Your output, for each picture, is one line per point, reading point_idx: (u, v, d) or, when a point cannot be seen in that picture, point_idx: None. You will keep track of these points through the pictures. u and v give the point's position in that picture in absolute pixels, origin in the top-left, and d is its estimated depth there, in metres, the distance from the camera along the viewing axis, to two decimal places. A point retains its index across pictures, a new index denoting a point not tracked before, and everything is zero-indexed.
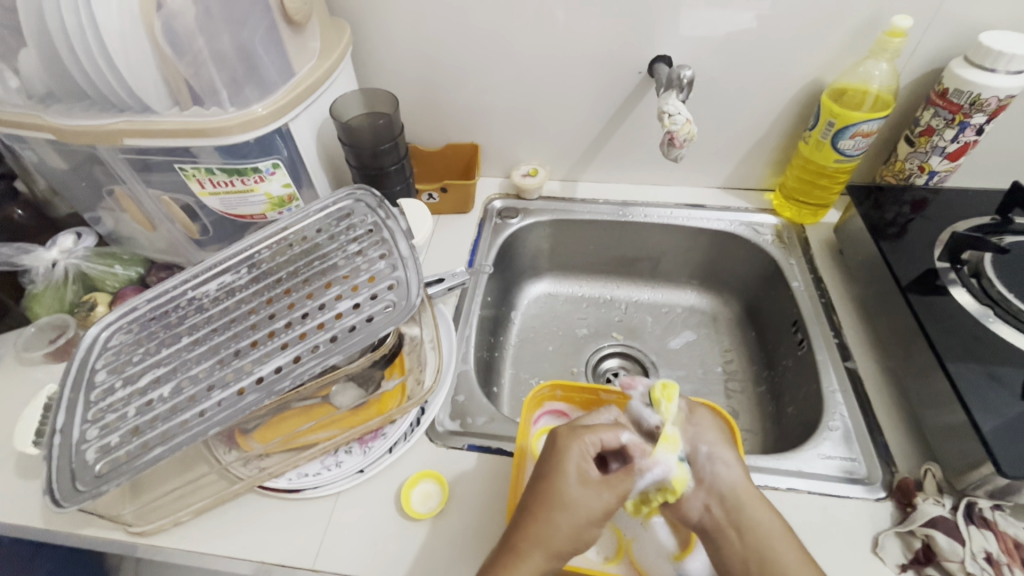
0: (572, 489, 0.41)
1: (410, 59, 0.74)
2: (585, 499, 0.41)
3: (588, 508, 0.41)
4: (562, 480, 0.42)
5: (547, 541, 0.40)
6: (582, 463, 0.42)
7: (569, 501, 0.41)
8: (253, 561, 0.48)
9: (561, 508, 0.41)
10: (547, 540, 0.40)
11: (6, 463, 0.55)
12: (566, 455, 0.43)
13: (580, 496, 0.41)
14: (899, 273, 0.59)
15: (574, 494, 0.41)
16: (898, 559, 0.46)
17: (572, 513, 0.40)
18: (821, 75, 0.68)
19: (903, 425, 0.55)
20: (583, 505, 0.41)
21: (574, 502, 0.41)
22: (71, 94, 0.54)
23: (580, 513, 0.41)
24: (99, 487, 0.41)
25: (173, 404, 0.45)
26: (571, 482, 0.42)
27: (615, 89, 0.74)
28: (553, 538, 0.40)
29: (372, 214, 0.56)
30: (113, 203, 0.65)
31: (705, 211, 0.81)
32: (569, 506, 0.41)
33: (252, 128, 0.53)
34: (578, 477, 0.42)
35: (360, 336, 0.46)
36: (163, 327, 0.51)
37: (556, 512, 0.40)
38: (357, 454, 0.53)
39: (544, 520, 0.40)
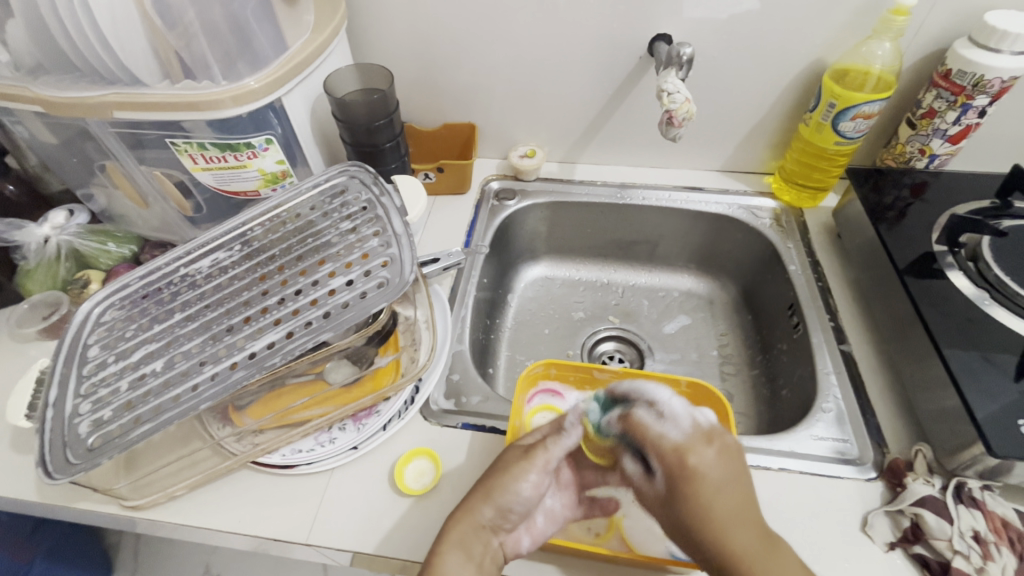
0: (495, 466, 0.44)
1: (406, 36, 0.73)
2: (518, 461, 0.43)
3: (512, 480, 0.42)
4: (497, 460, 0.45)
5: (467, 513, 0.42)
6: (521, 441, 0.46)
7: (491, 476, 0.43)
8: (248, 535, 0.48)
9: (494, 478, 0.43)
10: (462, 517, 0.41)
11: (1, 438, 0.55)
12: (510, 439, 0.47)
13: (506, 469, 0.43)
14: (896, 256, 0.59)
15: (498, 464, 0.44)
16: (887, 537, 0.46)
17: (502, 472, 0.43)
18: (823, 55, 0.67)
19: (896, 407, 0.55)
20: (514, 466, 0.43)
21: (497, 474, 0.43)
22: (60, 66, 0.53)
23: (510, 473, 0.43)
24: (92, 460, 0.41)
25: (166, 379, 0.45)
26: (503, 456, 0.45)
27: (614, 69, 0.73)
28: (476, 509, 0.42)
29: (366, 190, 0.56)
30: (104, 179, 0.65)
31: (704, 194, 0.80)
32: (493, 477, 0.43)
33: (245, 102, 0.52)
34: (507, 452, 0.45)
35: (352, 313, 0.45)
36: (155, 303, 0.51)
37: (477, 488, 0.43)
38: (351, 431, 0.53)
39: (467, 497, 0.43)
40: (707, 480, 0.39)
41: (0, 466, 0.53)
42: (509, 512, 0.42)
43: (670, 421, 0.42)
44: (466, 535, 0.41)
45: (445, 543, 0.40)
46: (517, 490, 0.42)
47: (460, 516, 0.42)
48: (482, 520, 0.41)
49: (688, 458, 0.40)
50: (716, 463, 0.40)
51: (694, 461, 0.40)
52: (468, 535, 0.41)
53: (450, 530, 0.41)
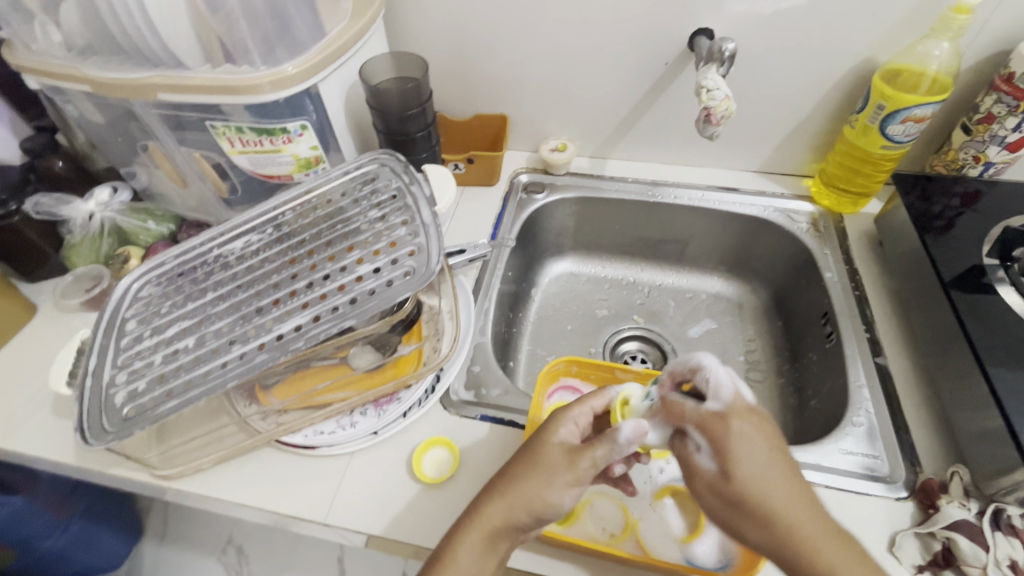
0: (535, 466, 0.41)
1: (443, 26, 0.73)
2: (564, 468, 0.40)
3: (557, 490, 0.39)
4: (539, 452, 0.41)
5: (502, 510, 0.39)
6: (562, 435, 0.43)
7: (534, 478, 0.40)
8: (270, 511, 0.49)
9: (535, 481, 0.40)
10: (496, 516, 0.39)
11: (44, 403, 0.58)
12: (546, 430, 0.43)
13: (549, 474, 0.40)
14: (943, 267, 0.56)
15: (540, 462, 0.41)
16: (916, 560, 0.44)
17: (546, 477, 0.40)
18: (874, 54, 0.64)
19: (933, 426, 0.52)
20: (560, 472, 0.40)
21: (538, 478, 0.40)
22: (109, 47, 0.55)
23: (554, 479, 0.40)
24: (125, 430, 0.43)
25: (198, 355, 0.46)
26: (550, 454, 0.41)
27: (651, 64, 0.71)
28: (512, 513, 0.39)
29: (396, 179, 0.56)
30: (147, 159, 0.67)
31: (738, 195, 0.78)
32: (538, 478, 0.40)
33: (282, 88, 0.53)
34: (548, 446, 0.42)
35: (377, 301, 0.46)
36: (190, 281, 0.53)
37: (517, 484, 0.40)
38: (371, 417, 0.53)
39: (507, 494, 0.39)
40: (751, 477, 0.35)
41: (43, 429, 0.56)
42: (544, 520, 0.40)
43: (712, 394, 0.39)
44: (493, 535, 0.39)
45: (467, 544, 0.38)
46: (559, 506, 0.39)
47: (491, 512, 0.39)
48: (514, 524, 0.39)
49: (731, 421, 0.37)
50: (756, 464, 0.35)
51: (725, 429, 0.37)
52: (495, 532, 0.39)
53: (478, 528, 0.39)
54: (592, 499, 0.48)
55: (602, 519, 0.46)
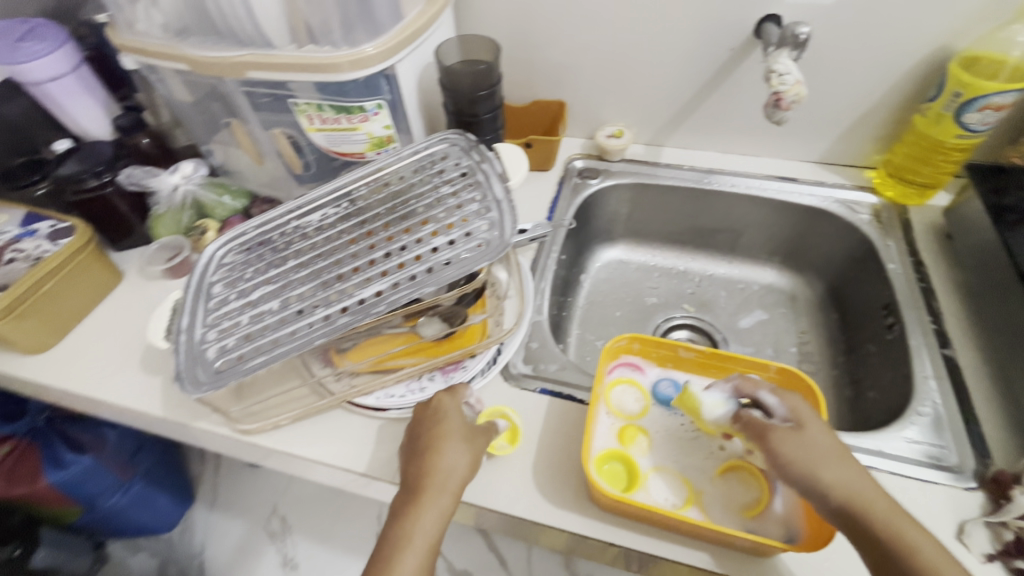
0: (420, 441, 0.46)
1: (507, 12, 0.74)
2: (450, 439, 0.45)
3: (447, 456, 0.44)
4: (425, 431, 0.47)
5: (440, 484, 0.43)
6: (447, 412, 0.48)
7: (418, 454, 0.45)
8: (341, 467, 0.52)
9: (436, 454, 0.45)
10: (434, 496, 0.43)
11: (133, 360, 0.62)
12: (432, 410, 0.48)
13: (433, 444, 0.45)
14: (1021, 257, 0.55)
15: (441, 434, 0.46)
16: (985, 549, 0.44)
17: (439, 447, 0.45)
18: (952, 40, 0.63)
19: (1005, 419, 0.51)
20: (447, 443, 0.45)
21: (431, 448, 0.45)
22: (203, 28, 0.58)
23: (447, 448, 0.45)
24: (219, 381, 0.46)
25: (283, 317, 0.49)
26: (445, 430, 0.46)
27: (715, 50, 0.71)
28: (449, 483, 0.44)
29: (465, 157, 0.58)
30: (227, 136, 0.71)
31: (797, 185, 0.77)
32: (433, 454, 0.45)
33: (362, 67, 0.56)
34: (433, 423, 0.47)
35: (453, 270, 0.48)
36: (271, 250, 0.56)
37: (413, 461, 0.45)
38: (439, 382, 0.55)
39: (426, 465, 0.44)
40: (819, 440, 0.41)
41: (132, 384, 0.60)
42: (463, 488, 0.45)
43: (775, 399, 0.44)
44: (435, 507, 0.42)
45: (422, 519, 0.42)
46: (448, 467, 0.44)
47: (431, 488, 0.43)
48: (441, 498, 0.43)
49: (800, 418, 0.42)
50: (824, 435, 0.41)
51: (797, 402, 0.43)
52: (441, 507, 0.43)
53: (426, 503, 0.42)
54: (654, 471, 0.49)
55: (663, 491, 0.48)
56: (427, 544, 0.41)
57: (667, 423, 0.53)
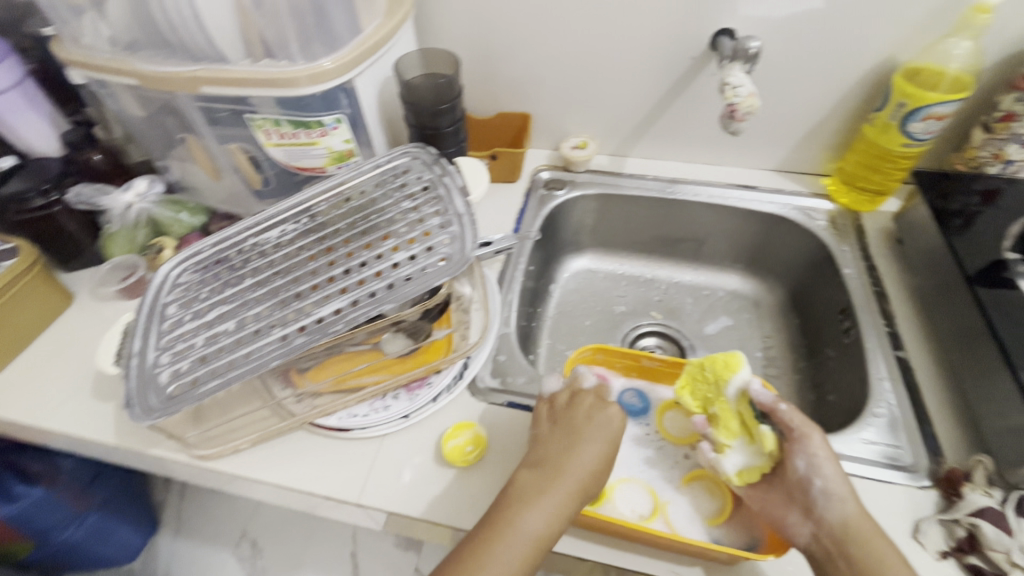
0: (553, 448, 0.46)
1: (469, 26, 0.75)
2: (576, 430, 0.47)
3: (580, 447, 0.46)
4: (545, 440, 0.47)
5: (569, 481, 0.44)
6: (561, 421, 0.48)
7: (554, 458, 0.45)
8: (303, 491, 0.51)
9: (564, 444, 0.46)
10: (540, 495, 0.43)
11: (83, 387, 0.60)
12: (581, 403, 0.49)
13: (581, 436, 0.47)
14: (965, 262, 0.57)
15: (573, 436, 0.47)
16: (940, 546, 0.45)
17: (584, 440, 0.46)
18: (896, 53, 0.65)
19: (956, 418, 0.53)
20: (591, 437, 0.47)
21: (579, 443, 0.46)
22: (153, 42, 0.57)
23: (587, 441, 0.46)
24: (170, 408, 0.45)
25: (238, 338, 0.48)
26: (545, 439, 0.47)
27: (674, 63, 0.72)
28: (573, 474, 0.44)
29: (427, 171, 0.58)
30: (183, 152, 0.69)
31: (757, 193, 0.79)
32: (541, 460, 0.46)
33: (321, 81, 0.55)
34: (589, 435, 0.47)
35: (413, 286, 0.47)
36: (228, 269, 0.54)
37: (546, 464, 0.45)
38: (404, 400, 0.54)
39: (565, 453, 0.45)
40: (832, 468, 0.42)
41: (81, 412, 0.58)
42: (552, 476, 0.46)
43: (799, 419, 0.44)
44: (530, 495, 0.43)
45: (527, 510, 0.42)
46: (582, 459, 0.45)
47: (548, 479, 0.44)
48: (547, 498, 0.43)
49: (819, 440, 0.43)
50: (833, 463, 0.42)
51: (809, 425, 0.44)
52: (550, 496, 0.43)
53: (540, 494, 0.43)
54: (621, 482, 0.49)
55: (630, 502, 0.47)
56: (533, 540, 0.41)
57: (634, 433, 0.53)
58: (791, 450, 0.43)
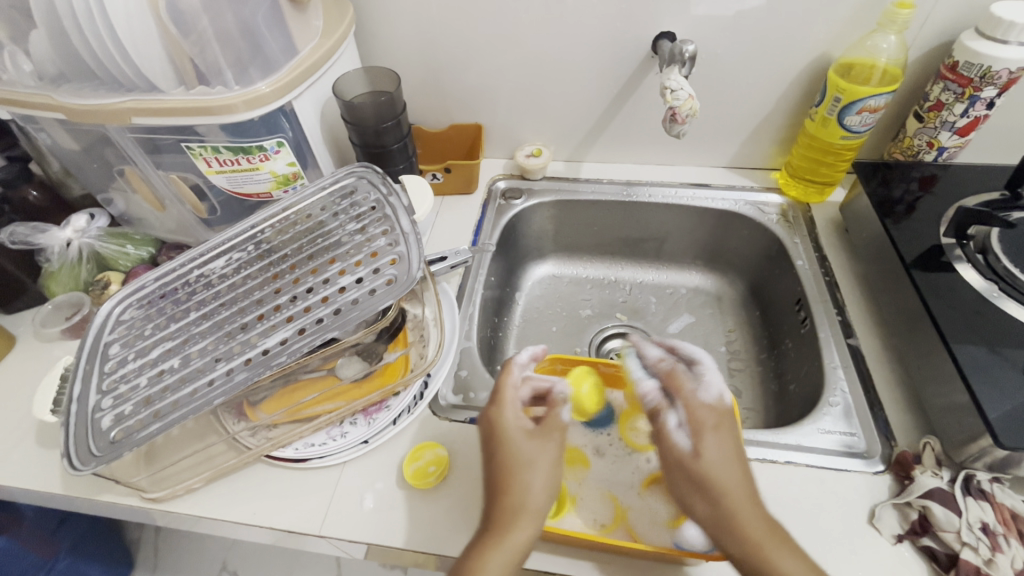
0: (525, 451, 0.43)
1: (414, 40, 0.75)
2: (532, 450, 0.43)
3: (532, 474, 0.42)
4: (500, 447, 0.43)
5: (523, 519, 0.40)
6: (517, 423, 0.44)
7: (531, 463, 0.42)
8: (263, 526, 0.49)
9: (516, 477, 0.41)
10: (536, 505, 0.41)
11: (28, 434, 0.57)
12: (500, 417, 0.44)
13: (522, 461, 0.42)
14: (904, 249, 0.59)
15: (518, 467, 0.42)
16: (895, 529, 0.46)
17: (526, 465, 0.42)
18: (829, 49, 0.67)
19: (905, 401, 0.55)
20: (534, 454, 0.43)
21: (524, 466, 0.42)
22: (81, 74, 0.55)
23: (532, 464, 0.42)
24: (114, 453, 0.42)
25: (183, 375, 0.46)
26: (512, 445, 0.43)
27: (618, 68, 0.73)
28: (528, 506, 0.41)
29: (374, 190, 0.57)
30: (123, 183, 0.66)
31: (710, 191, 0.80)
32: (519, 472, 0.41)
33: (256, 106, 0.54)
34: (553, 422, 0.45)
35: (360, 310, 0.47)
36: (172, 302, 0.52)
37: (527, 471, 0.42)
38: (362, 426, 0.54)
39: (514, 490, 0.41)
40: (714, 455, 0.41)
41: (26, 460, 0.55)
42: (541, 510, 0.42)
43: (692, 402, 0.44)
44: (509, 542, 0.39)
45: (495, 559, 0.38)
46: (544, 481, 0.42)
47: (508, 521, 0.40)
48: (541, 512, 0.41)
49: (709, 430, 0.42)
50: (718, 447, 0.41)
51: (704, 410, 0.43)
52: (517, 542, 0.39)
53: (494, 539, 0.39)
54: (583, 491, 0.50)
55: (592, 511, 0.48)
56: None
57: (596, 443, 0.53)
58: (674, 429, 0.43)
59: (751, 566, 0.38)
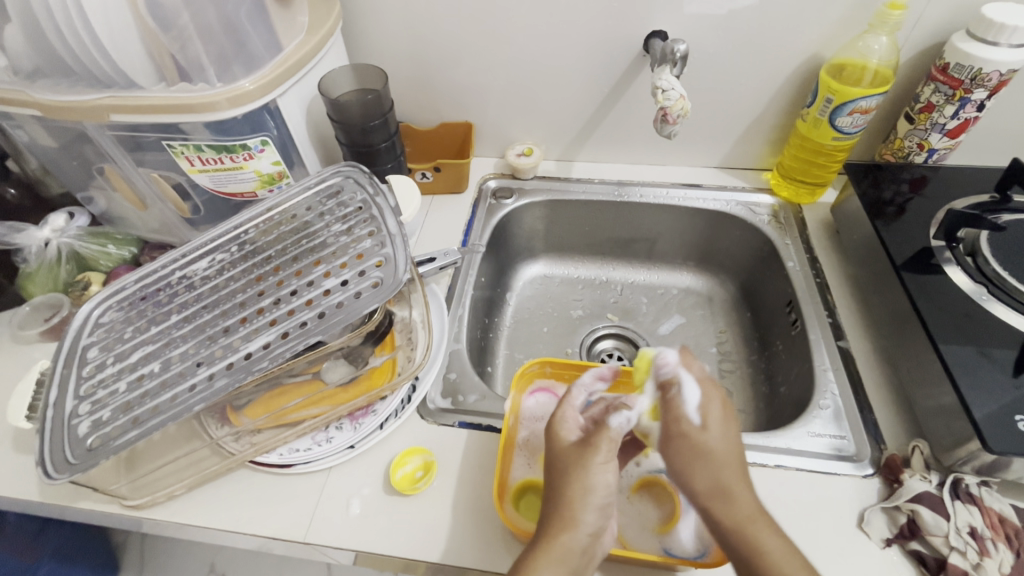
0: (569, 458, 0.42)
1: (403, 37, 0.73)
2: (585, 458, 0.42)
3: (586, 483, 0.41)
4: (556, 459, 0.43)
5: (577, 535, 0.39)
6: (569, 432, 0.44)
7: (575, 470, 0.41)
8: (247, 533, 0.48)
9: (571, 488, 0.41)
10: (581, 515, 0.39)
11: (4, 439, 0.56)
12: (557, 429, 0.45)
13: (577, 472, 0.41)
14: (894, 251, 0.59)
15: (575, 475, 0.41)
16: (883, 533, 0.46)
17: (580, 473, 0.41)
18: (821, 50, 0.67)
19: (895, 404, 0.55)
20: (587, 463, 0.42)
21: (578, 474, 0.41)
22: (58, 70, 0.53)
23: (585, 472, 0.41)
24: (91, 461, 0.41)
25: (163, 380, 0.45)
26: (569, 456, 0.42)
27: (610, 67, 0.72)
28: (580, 520, 0.39)
29: (361, 190, 0.56)
30: (104, 182, 0.65)
31: (702, 191, 0.80)
32: (575, 482, 0.41)
33: (240, 104, 0.53)
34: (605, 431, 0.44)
35: (344, 314, 0.46)
36: (153, 305, 0.51)
37: (570, 479, 0.41)
38: (348, 430, 0.53)
39: (569, 502, 0.40)
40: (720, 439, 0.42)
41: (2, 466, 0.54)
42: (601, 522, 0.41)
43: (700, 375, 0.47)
44: (564, 553, 0.38)
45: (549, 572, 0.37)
46: (600, 493, 0.40)
47: (561, 534, 0.39)
48: (589, 524, 0.39)
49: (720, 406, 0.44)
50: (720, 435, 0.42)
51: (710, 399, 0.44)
52: (570, 555, 0.38)
53: (547, 550, 0.38)
54: None
55: None
56: None
57: None
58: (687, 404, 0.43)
59: (740, 547, 0.37)
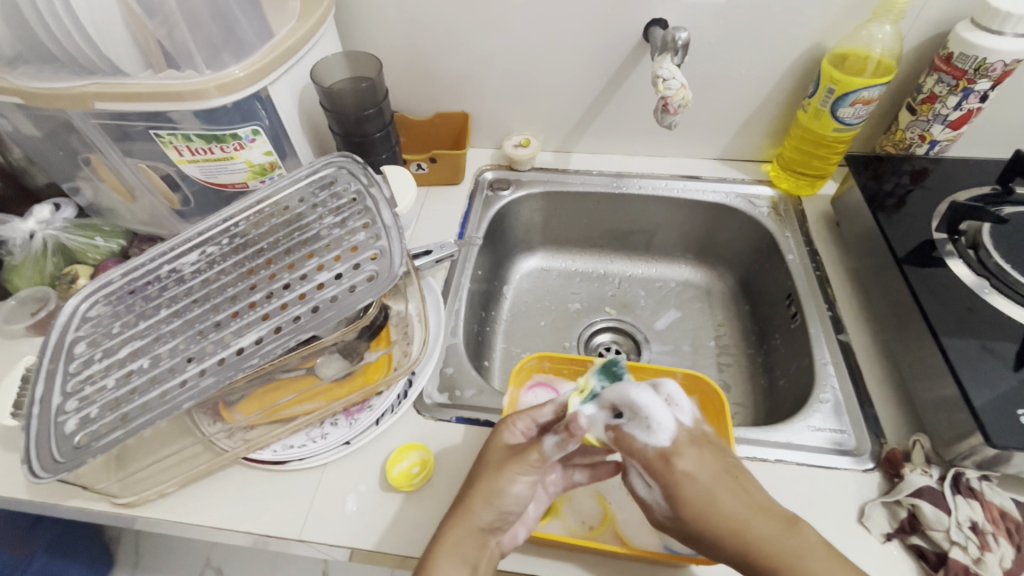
0: (498, 457, 0.43)
1: (398, 24, 0.72)
2: (509, 462, 0.43)
3: (506, 482, 0.42)
4: (488, 454, 0.44)
5: (472, 529, 0.41)
6: (507, 438, 0.45)
7: (494, 471, 0.42)
8: (241, 531, 0.48)
9: (482, 484, 0.42)
10: (479, 510, 0.41)
11: None
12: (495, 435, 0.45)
13: (498, 469, 0.42)
14: (895, 244, 0.58)
15: (496, 474, 0.42)
16: (884, 528, 0.46)
17: (496, 473, 0.42)
18: (823, 39, 0.66)
19: (895, 398, 0.54)
20: (507, 467, 0.42)
21: (493, 475, 0.42)
22: (40, 56, 0.52)
23: (501, 474, 0.42)
24: (80, 459, 0.40)
25: (153, 376, 0.44)
26: (496, 454, 0.44)
27: (609, 56, 0.71)
28: (475, 513, 0.41)
29: (355, 181, 0.55)
30: (90, 172, 0.63)
31: (701, 183, 0.79)
32: (489, 476, 0.42)
33: (229, 92, 0.51)
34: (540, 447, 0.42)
35: (338, 309, 0.45)
36: (142, 299, 0.50)
37: (487, 478, 0.42)
38: (343, 427, 0.52)
39: (475, 491, 0.42)
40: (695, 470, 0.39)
41: None
42: (507, 514, 0.42)
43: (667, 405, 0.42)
44: (464, 538, 0.40)
45: (447, 553, 0.39)
46: (514, 494, 0.42)
47: (460, 525, 0.41)
48: (485, 519, 0.41)
49: (675, 461, 0.39)
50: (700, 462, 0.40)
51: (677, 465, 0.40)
52: (465, 541, 0.40)
53: (449, 532, 0.40)
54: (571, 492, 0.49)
55: (581, 513, 0.47)
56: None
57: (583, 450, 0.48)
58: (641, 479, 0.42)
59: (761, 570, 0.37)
